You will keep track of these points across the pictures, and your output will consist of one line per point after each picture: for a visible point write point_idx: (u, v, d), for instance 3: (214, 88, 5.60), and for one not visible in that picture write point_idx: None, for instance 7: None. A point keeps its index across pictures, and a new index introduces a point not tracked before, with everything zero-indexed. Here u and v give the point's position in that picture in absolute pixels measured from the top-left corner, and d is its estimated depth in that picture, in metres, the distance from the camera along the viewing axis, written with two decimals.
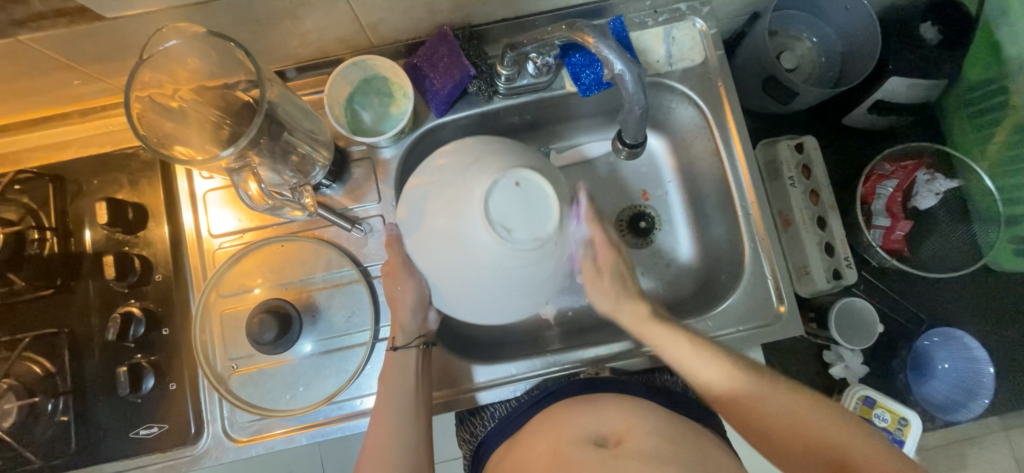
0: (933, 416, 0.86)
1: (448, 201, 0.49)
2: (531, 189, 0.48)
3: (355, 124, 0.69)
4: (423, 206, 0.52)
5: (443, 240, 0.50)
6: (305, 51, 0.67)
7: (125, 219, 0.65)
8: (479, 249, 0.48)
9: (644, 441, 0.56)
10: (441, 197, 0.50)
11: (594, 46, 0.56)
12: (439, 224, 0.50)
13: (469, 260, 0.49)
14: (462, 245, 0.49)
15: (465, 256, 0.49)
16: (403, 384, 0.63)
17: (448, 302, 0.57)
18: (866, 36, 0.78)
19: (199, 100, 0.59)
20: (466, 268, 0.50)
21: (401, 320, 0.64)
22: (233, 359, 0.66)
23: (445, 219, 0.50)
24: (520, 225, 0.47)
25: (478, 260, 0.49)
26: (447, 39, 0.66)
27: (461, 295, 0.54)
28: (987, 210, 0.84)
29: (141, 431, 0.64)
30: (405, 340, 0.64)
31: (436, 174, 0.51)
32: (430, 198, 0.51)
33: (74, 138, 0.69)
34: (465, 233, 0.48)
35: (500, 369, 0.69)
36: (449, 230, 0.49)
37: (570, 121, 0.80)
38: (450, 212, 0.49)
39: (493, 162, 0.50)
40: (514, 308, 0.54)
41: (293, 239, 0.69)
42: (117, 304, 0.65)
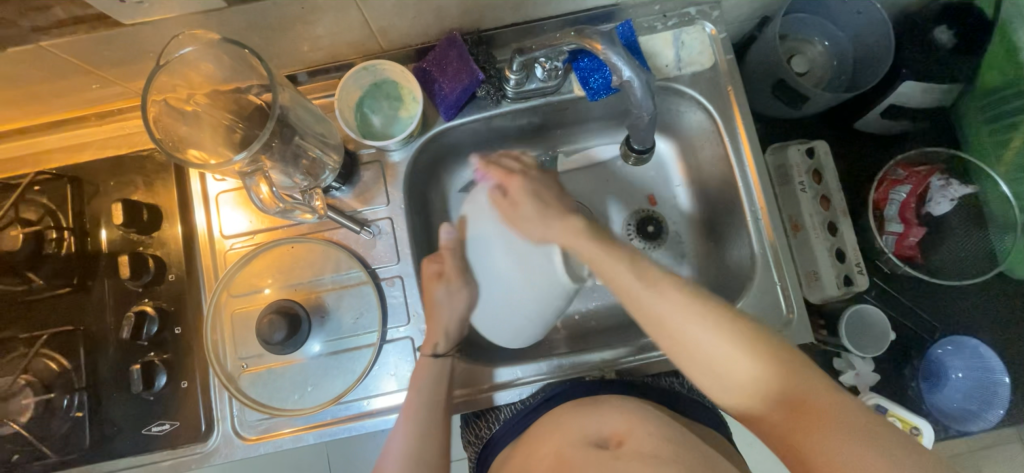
0: (945, 426, 0.84)
1: (526, 251, 0.61)
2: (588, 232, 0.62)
3: (364, 127, 0.70)
4: (500, 247, 0.63)
5: (518, 278, 0.62)
6: (316, 56, 0.67)
7: (140, 219, 0.67)
8: (546, 274, 0.61)
9: (644, 441, 0.55)
10: (518, 244, 0.62)
11: (602, 53, 0.56)
12: (519, 264, 0.62)
13: (541, 294, 0.62)
14: (534, 285, 0.61)
15: (538, 292, 0.62)
16: (432, 387, 0.64)
17: (491, 324, 0.67)
18: (878, 40, 0.77)
19: (211, 104, 0.60)
20: (536, 301, 0.63)
21: (444, 325, 0.66)
22: (243, 359, 0.67)
23: (526, 265, 0.61)
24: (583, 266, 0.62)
25: (548, 292, 0.62)
26: (456, 44, 0.66)
27: (516, 320, 0.66)
28: (1004, 217, 0.83)
29: (152, 428, 0.65)
30: (444, 348, 0.66)
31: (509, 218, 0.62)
32: (505, 242, 0.62)
33: (92, 140, 0.70)
34: (542, 272, 0.61)
35: (506, 372, 0.69)
36: (527, 271, 0.61)
37: (578, 125, 0.80)
38: (526, 242, 0.61)
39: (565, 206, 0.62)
40: (538, 323, 0.68)
41: (302, 240, 0.69)
42: (131, 303, 0.66)
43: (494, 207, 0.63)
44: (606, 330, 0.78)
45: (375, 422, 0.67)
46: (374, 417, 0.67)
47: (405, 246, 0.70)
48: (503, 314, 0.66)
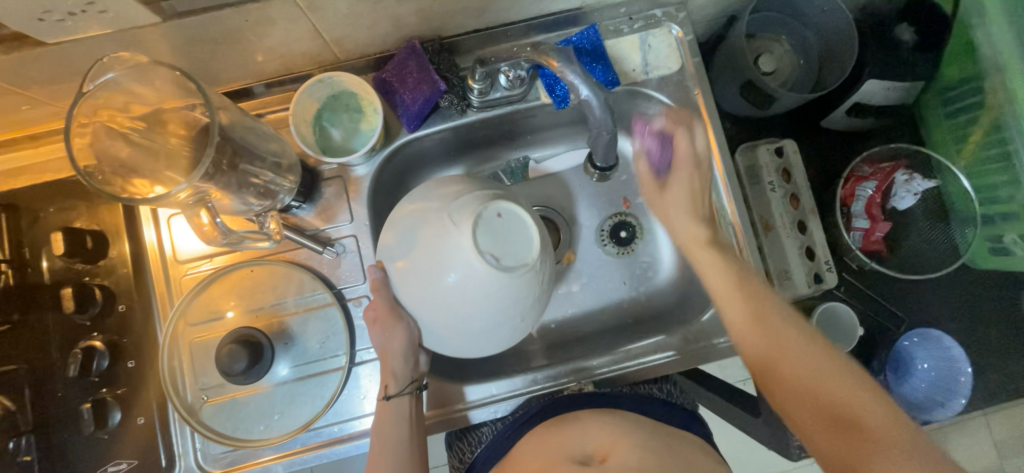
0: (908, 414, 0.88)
1: (434, 255, 0.51)
2: (508, 219, 0.51)
3: (324, 142, 0.67)
4: (411, 266, 0.53)
5: (437, 295, 0.52)
6: (268, 68, 0.64)
7: (84, 248, 0.62)
8: (470, 279, 0.50)
9: (627, 455, 0.55)
10: (427, 250, 0.51)
11: (559, 70, 0.54)
12: (432, 275, 0.51)
13: (468, 301, 0.51)
14: (450, 294, 0.51)
15: (457, 300, 0.51)
16: (397, 434, 0.61)
17: (455, 348, 0.58)
18: (842, 37, 0.77)
19: (151, 126, 0.56)
20: (464, 307, 0.52)
21: (392, 366, 0.61)
22: (203, 390, 0.64)
23: (436, 272, 0.51)
24: (507, 253, 0.50)
25: (474, 295, 0.51)
26: (415, 53, 0.64)
27: (466, 333, 0.54)
28: (964, 210, 0.85)
29: (108, 468, 0.61)
30: (397, 389, 0.61)
31: (414, 222, 0.53)
32: (413, 255, 0.53)
33: (27, 164, 0.65)
34: (453, 282, 0.50)
35: (483, 389, 0.68)
36: (442, 285, 0.51)
37: (548, 130, 0.79)
38: (436, 251, 0.51)
39: (472, 198, 0.51)
40: (506, 331, 0.55)
41: (262, 263, 0.66)
42: (79, 337, 0.62)
43: (403, 222, 0.54)
44: (583, 338, 0.78)
45: (347, 447, 0.65)
46: (348, 442, 0.65)
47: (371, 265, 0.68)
48: (455, 334, 0.55)
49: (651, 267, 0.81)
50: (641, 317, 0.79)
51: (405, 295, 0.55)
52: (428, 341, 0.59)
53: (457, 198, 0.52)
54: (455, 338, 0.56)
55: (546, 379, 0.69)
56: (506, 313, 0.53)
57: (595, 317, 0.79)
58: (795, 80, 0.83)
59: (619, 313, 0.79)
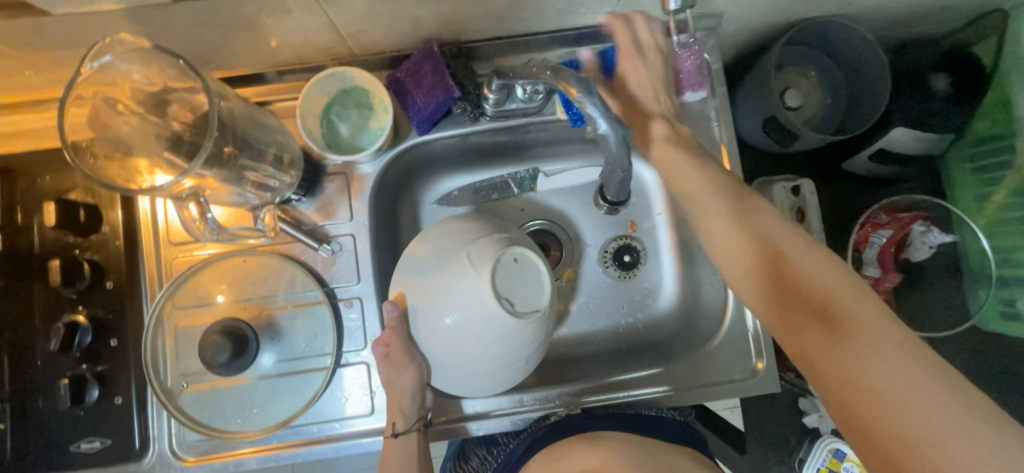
0: None
1: (449, 296, 0.51)
2: (524, 263, 0.51)
3: (330, 136, 0.65)
4: (425, 301, 0.53)
5: (449, 334, 0.52)
6: (281, 55, 0.62)
7: (76, 222, 0.61)
8: (483, 324, 0.51)
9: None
10: (444, 289, 0.52)
11: (577, 100, 0.44)
12: (446, 315, 0.52)
13: (477, 343, 0.52)
14: (462, 335, 0.52)
15: (469, 341, 0.52)
16: (405, 469, 0.61)
17: (458, 385, 0.58)
18: (875, 79, 0.74)
19: (153, 105, 0.54)
20: (474, 347, 0.52)
21: (400, 404, 0.60)
22: (184, 375, 0.63)
23: (449, 312, 0.52)
24: (521, 300, 0.51)
25: (485, 339, 0.51)
26: (433, 56, 0.62)
27: (474, 374, 0.55)
28: (980, 271, 0.82)
29: (82, 445, 0.61)
30: (404, 425, 0.61)
31: (432, 257, 0.54)
32: (428, 292, 0.53)
33: (26, 128, 0.64)
34: (465, 321, 0.51)
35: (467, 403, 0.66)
36: (454, 325, 0.52)
37: (561, 145, 0.77)
38: (453, 291, 0.51)
39: (490, 242, 0.52)
40: (509, 373, 0.56)
41: (256, 254, 0.65)
42: (63, 310, 0.61)
43: (420, 258, 0.55)
44: (577, 359, 0.76)
45: (324, 449, 0.64)
46: (325, 443, 0.64)
47: (366, 266, 0.66)
48: (463, 373, 0.55)
49: (652, 294, 0.79)
50: (636, 345, 0.77)
51: (417, 333, 0.55)
52: (435, 378, 0.59)
53: (475, 240, 0.52)
54: (462, 378, 0.56)
55: (531, 401, 0.67)
56: (511, 358, 0.54)
57: (590, 341, 0.77)
58: (819, 120, 0.81)
59: (614, 338, 0.77)
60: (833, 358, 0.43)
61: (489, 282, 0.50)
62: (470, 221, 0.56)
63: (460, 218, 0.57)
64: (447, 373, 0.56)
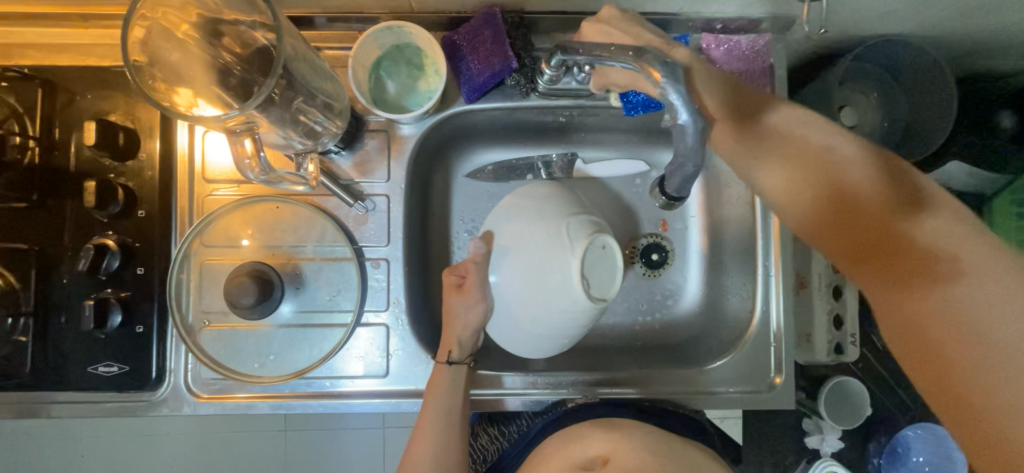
0: None
1: (540, 258, 0.54)
2: (609, 251, 0.55)
3: (377, 92, 0.63)
4: (512, 256, 0.56)
5: (527, 295, 0.55)
6: (337, 1, 0.60)
7: (115, 144, 0.60)
8: (563, 294, 0.53)
9: (630, 459, 0.56)
10: (532, 253, 0.55)
11: (660, 86, 0.42)
12: (534, 273, 0.54)
13: (549, 307, 0.54)
14: (537, 299, 0.55)
15: (542, 307, 0.54)
16: (445, 400, 0.62)
17: (508, 340, 0.60)
18: (940, 107, 0.71)
19: (208, 36, 0.53)
20: (542, 314, 0.55)
21: (460, 334, 0.63)
22: (205, 313, 0.63)
23: (531, 277, 0.55)
24: (596, 284, 0.54)
25: (556, 307, 0.54)
26: (493, 22, 0.60)
27: (531, 336, 0.57)
28: None
29: (99, 368, 0.61)
30: (459, 355, 0.64)
31: (528, 219, 0.57)
32: (517, 250, 0.56)
33: (74, 43, 0.63)
34: (546, 290, 0.54)
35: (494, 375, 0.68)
36: (533, 290, 0.55)
37: (604, 132, 0.75)
38: (545, 254, 0.54)
39: (584, 222, 0.55)
40: (552, 346, 0.59)
41: (288, 202, 0.64)
42: (94, 233, 0.61)
43: (516, 215, 0.58)
44: (591, 350, 0.75)
45: (335, 404, 0.64)
46: (337, 398, 0.64)
47: (397, 229, 0.66)
48: (518, 330, 0.58)
49: (673, 296, 0.78)
50: (651, 345, 0.76)
51: (494, 278, 0.58)
52: (492, 324, 0.61)
53: (574, 216, 0.56)
54: (518, 333, 0.58)
55: (544, 385, 0.67)
56: (563, 333, 0.57)
57: (606, 336, 0.76)
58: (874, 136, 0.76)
59: (629, 335, 0.76)
60: (931, 312, 0.48)
61: (580, 257, 0.53)
62: (565, 194, 0.60)
63: (552, 187, 0.61)
64: (506, 323, 0.59)
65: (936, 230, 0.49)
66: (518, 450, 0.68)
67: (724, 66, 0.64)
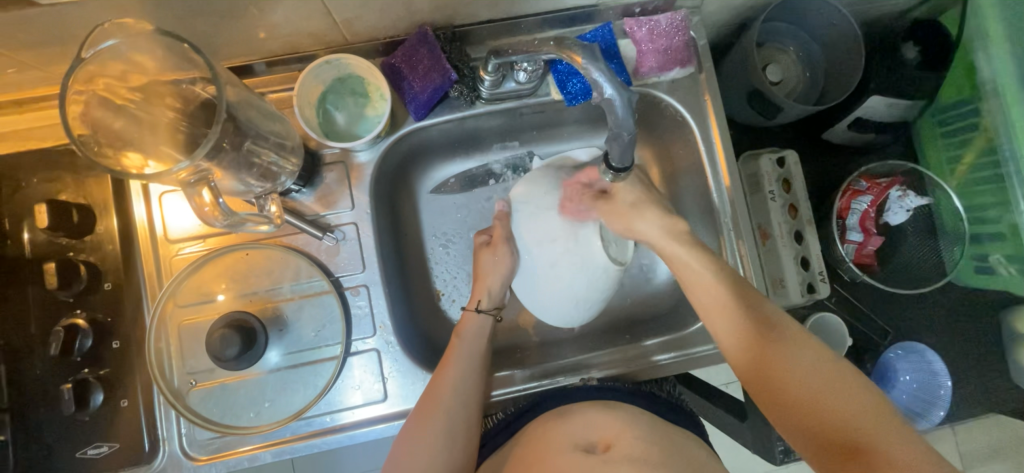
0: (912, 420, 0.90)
1: (566, 225, 0.67)
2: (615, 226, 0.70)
3: (327, 126, 0.65)
4: (535, 225, 0.69)
5: (555, 258, 0.68)
6: (272, 46, 0.62)
7: (69, 223, 0.60)
8: (590, 256, 0.67)
9: (633, 445, 0.54)
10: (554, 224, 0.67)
11: (582, 67, 0.46)
12: (564, 238, 0.67)
13: (579, 266, 0.67)
14: (562, 257, 0.67)
15: (566, 267, 0.67)
16: (475, 345, 0.66)
17: (537, 303, 0.71)
18: (850, 51, 0.78)
19: (150, 98, 0.54)
20: (565, 272, 0.68)
21: (490, 285, 0.69)
22: (191, 374, 0.63)
23: (557, 244, 0.67)
24: (614, 249, 0.69)
25: (583, 266, 0.67)
26: (427, 40, 0.62)
27: (552, 294, 0.69)
28: (953, 230, 0.87)
29: (88, 451, 0.59)
30: (486, 305, 0.69)
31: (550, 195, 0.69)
32: (539, 221, 0.68)
33: (12, 130, 0.62)
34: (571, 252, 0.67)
35: (504, 376, 0.70)
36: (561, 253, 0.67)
37: (554, 127, 0.78)
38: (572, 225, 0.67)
39: None
40: (575, 310, 0.70)
41: (258, 247, 0.65)
42: (61, 315, 0.60)
43: (539, 192, 0.70)
44: (583, 336, 0.77)
45: (339, 437, 0.63)
46: (340, 432, 0.63)
47: (371, 254, 0.66)
48: (548, 289, 0.69)
49: (649, 269, 0.81)
50: (635, 319, 0.79)
51: (522, 242, 0.70)
52: (519, 286, 0.72)
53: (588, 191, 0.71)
54: (541, 291, 0.70)
55: (542, 376, 0.69)
56: (588, 293, 0.69)
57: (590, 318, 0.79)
58: (799, 92, 0.84)
59: (615, 315, 0.79)
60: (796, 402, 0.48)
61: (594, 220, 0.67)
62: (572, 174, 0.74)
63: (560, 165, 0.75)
64: (533, 283, 0.70)
65: (806, 368, 0.49)
66: (505, 428, 0.65)
67: (649, 45, 0.67)
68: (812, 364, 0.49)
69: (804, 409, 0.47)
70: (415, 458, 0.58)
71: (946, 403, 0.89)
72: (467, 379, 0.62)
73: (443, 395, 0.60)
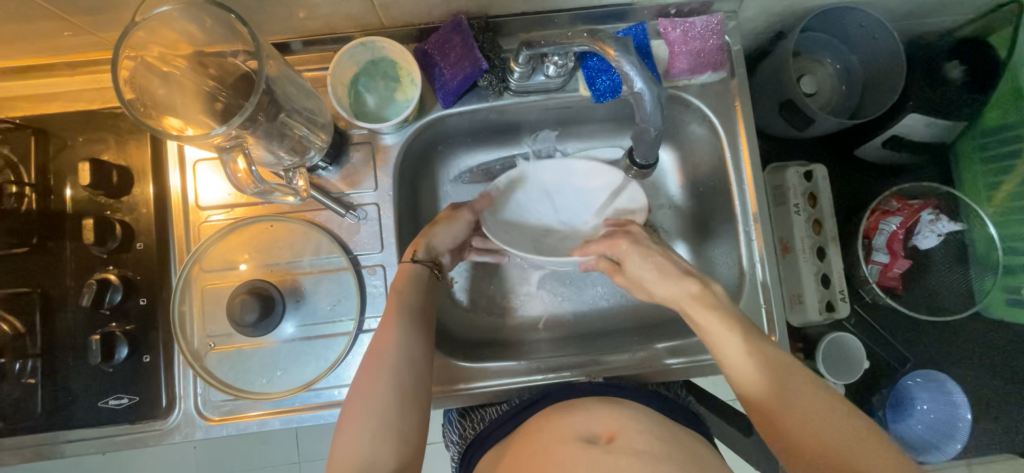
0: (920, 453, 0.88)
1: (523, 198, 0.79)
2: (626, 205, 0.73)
3: (357, 107, 0.66)
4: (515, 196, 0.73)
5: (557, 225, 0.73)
6: (311, 25, 0.64)
7: (109, 182, 0.63)
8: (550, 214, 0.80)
9: (637, 438, 0.54)
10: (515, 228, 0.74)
11: (614, 60, 0.47)
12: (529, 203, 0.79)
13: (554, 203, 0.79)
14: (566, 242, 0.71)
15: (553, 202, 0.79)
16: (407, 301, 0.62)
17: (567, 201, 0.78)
18: (889, 66, 0.76)
19: (194, 68, 0.56)
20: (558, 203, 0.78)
21: (428, 237, 0.67)
22: (210, 337, 0.65)
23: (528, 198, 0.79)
24: None
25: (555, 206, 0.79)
26: (461, 29, 0.63)
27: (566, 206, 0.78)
28: (985, 258, 0.84)
29: (110, 401, 0.62)
30: (424, 257, 0.66)
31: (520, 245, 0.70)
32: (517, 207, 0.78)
33: (60, 91, 0.66)
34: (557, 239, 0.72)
35: (477, 368, 0.69)
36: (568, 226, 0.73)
37: (580, 124, 0.78)
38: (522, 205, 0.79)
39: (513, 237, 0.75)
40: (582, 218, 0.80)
41: (282, 219, 0.67)
42: (95, 269, 0.63)
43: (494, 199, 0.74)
44: (591, 334, 0.77)
45: None
46: None
47: (389, 235, 0.68)
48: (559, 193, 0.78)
49: None
50: (646, 321, 0.78)
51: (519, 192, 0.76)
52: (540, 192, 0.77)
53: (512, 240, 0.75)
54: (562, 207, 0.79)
55: (548, 370, 0.70)
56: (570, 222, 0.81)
57: (600, 317, 0.79)
58: (833, 105, 0.82)
59: (627, 315, 0.79)
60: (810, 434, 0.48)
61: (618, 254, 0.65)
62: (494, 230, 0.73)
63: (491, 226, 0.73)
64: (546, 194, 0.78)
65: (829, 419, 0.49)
66: (509, 419, 0.65)
67: (682, 46, 0.66)
68: (831, 418, 0.49)
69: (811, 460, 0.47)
70: (354, 449, 0.52)
71: (965, 439, 0.86)
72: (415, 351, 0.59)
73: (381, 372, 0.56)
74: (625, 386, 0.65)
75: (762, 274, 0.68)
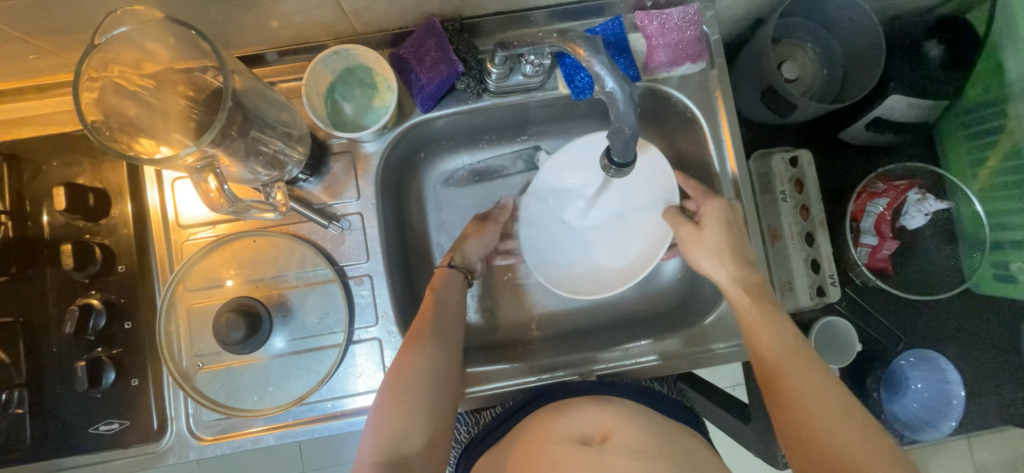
0: (915, 434, 0.88)
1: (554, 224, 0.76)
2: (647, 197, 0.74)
3: (335, 116, 0.65)
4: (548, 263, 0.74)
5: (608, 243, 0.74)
6: (283, 35, 0.63)
7: (85, 206, 0.62)
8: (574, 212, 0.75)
9: (631, 438, 0.54)
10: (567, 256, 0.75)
11: (584, 60, 0.46)
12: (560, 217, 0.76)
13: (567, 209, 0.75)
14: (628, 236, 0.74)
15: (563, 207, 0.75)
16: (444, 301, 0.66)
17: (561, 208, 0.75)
18: (870, 47, 0.76)
19: (164, 86, 0.55)
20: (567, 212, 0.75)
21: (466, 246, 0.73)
22: (199, 356, 0.64)
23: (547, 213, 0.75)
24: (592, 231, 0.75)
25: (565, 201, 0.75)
26: (435, 32, 0.63)
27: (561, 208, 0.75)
28: (973, 235, 0.85)
29: (100, 427, 0.62)
30: (460, 261, 0.72)
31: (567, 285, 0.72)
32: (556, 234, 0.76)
33: (31, 115, 0.64)
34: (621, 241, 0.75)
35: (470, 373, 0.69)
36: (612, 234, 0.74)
37: (562, 121, 0.77)
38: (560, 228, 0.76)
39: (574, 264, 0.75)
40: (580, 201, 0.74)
41: (265, 234, 0.66)
42: (77, 295, 0.62)
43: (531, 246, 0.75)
44: (584, 332, 0.77)
45: (339, 424, 0.64)
46: (340, 419, 0.64)
47: (375, 244, 0.67)
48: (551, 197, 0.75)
49: (656, 268, 0.79)
50: (639, 316, 0.78)
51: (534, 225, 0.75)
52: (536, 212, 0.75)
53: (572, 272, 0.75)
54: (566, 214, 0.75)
55: (541, 370, 0.69)
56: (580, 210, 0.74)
57: (593, 313, 0.79)
58: (815, 89, 0.82)
59: (619, 311, 0.78)
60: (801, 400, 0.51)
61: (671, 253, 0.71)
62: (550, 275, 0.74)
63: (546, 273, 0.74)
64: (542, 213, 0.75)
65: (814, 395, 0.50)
66: (503, 422, 0.65)
67: (660, 39, 0.65)
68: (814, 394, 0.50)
69: (810, 445, 0.48)
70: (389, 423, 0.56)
71: (960, 416, 0.87)
72: (437, 365, 0.60)
73: (411, 375, 0.58)
74: (620, 384, 0.65)
75: (748, 264, 0.69)
